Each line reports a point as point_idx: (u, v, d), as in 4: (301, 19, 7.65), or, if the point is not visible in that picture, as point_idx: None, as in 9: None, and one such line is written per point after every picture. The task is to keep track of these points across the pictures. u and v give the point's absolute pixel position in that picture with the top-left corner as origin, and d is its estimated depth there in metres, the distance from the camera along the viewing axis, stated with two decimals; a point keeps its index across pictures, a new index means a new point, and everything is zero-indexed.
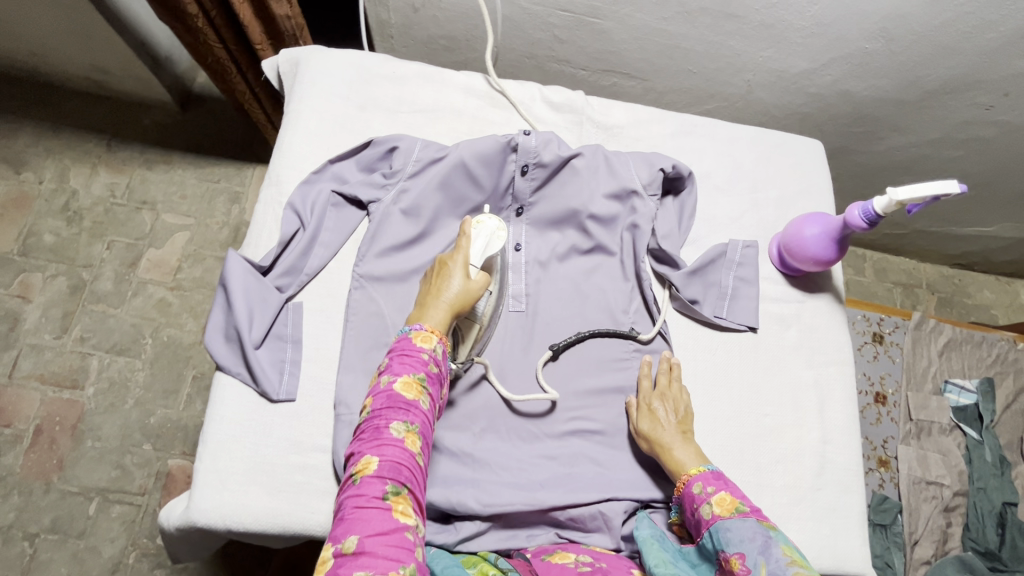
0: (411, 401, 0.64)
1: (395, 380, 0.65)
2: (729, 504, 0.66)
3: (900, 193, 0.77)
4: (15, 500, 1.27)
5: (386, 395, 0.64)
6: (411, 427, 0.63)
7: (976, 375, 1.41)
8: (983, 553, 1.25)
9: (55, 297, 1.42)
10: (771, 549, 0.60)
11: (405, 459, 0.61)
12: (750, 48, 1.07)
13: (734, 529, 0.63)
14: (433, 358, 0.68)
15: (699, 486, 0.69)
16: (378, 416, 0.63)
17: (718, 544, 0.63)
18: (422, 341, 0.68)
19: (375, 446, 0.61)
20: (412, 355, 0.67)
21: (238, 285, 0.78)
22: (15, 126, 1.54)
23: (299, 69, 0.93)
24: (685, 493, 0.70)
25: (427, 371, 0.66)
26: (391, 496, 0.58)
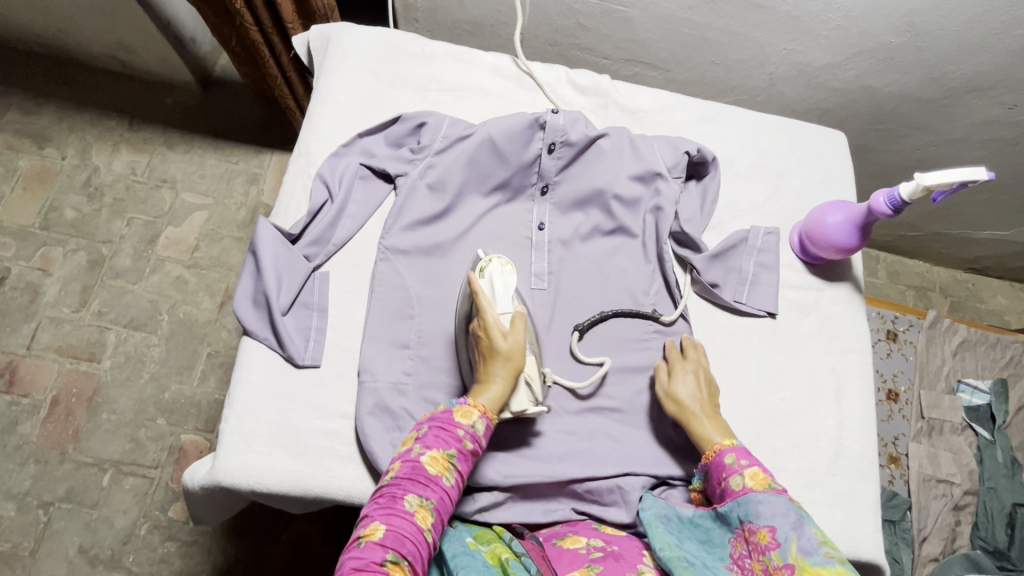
0: (434, 475, 0.63)
1: (424, 452, 0.65)
2: (762, 479, 0.66)
3: (928, 179, 0.78)
4: (31, 468, 1.29)
5: (411, 465, 0.63)
6: (424, 502, 0.61)
7: (989, 377, 1.41)
8: (991, 552, 1.25)
9: (75, 271, 1.44)
10: (804, 527, 0.60)
11: (412, 533, 0.59)
12: (774, 40, 1.08)
13: (766, 503, 0.63)
14: (470, 435, 0.67)
15: (733, 458, 0.69)
16: (398, 484, 0.62)
17: (748, 516, 0.64)
18: (462, 416, 0.67)
19: (386, 513, 0.59)
20: (448, 430, 0.66)
21: (268, 252, 0.79)
22: (40, 102, 1.56)
23: (331, 45, 0.95)
24: (714, 461, 0.71)
25: (459, 448, 0.66)
26: (390, 564, 0.56)
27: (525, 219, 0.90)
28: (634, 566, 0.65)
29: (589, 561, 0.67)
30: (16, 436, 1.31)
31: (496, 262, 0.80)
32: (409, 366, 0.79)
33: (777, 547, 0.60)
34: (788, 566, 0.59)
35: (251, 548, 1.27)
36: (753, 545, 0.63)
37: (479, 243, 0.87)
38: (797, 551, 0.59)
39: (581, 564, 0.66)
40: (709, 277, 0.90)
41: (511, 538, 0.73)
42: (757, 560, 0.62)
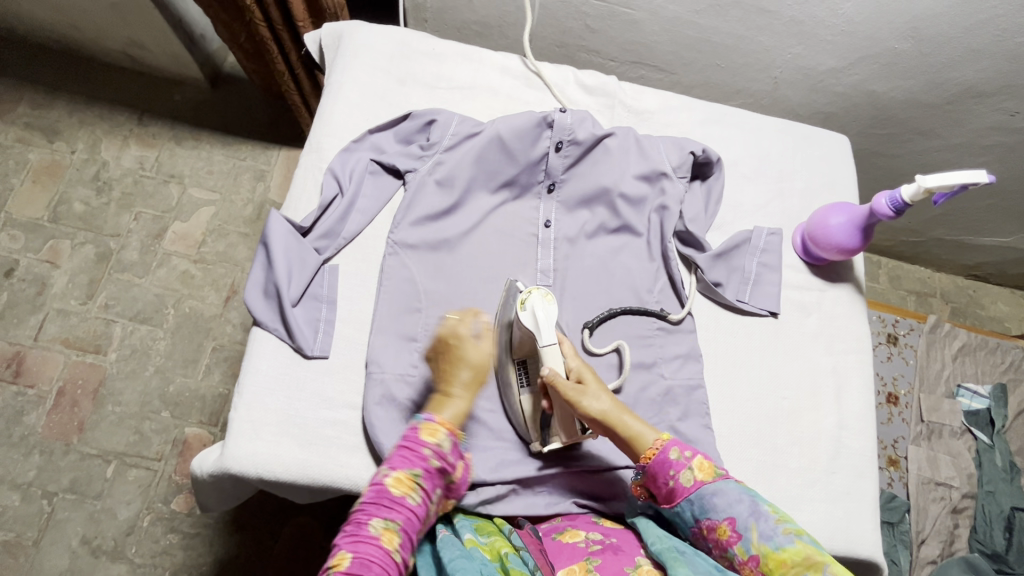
0: (399, 497, 0.62)
1: (388, 475, 0.64)
2: (707, 468, 0.67)
3: (929, 181, 0.80)
4: (36, 459, 1.31)
5: (375, 490, 0.63)
6: (390, 525, 0.61)
7: (988, 381, 1.41)
8: (989, 556, 1.26)
9: (83, 264, 1.46)
10: (759, 510, 0.63)
11: (379, 556, 0.58)
12: (779, 44, 1.09)
13: (721, 495, 0.65)
14: (435, 453, 0.66)
15: (677, 453, 0.68)
16: (363, 511, 0.62)
17: (705, 513, 0.66)
18: (429, 435, 0.66)
19: (351, 542, 0.59)
20: (413, 449, 0.65)
21: (278, 244, 0.81)
22: (50, 97, 1.58)
23: (342, 42, 0.96)
24: (658, 459, 0.68)
25: (425, 467, 0.65)
26: None
27: (532, 216, 0.92)
28: (632, 559, 0.65)
29: (587, 554, 0.67)
30: (21, 426, 1.33)
31: (537, 292, 0.77)
32: (416, 358, 0.81)
33: (739, 539, 0.63)
34: (753, 558, 0.61)
35: (253, 540, 1.28)
36: (717, 539, 0.64)
37: (486, 239, 0.89)
38: (758, 539, 0.61)
39: (580, 558, 0.67)
40: (712, 276, 0.92)
41: (511, 530, 0.74)
42: (722, 556, 0.64)
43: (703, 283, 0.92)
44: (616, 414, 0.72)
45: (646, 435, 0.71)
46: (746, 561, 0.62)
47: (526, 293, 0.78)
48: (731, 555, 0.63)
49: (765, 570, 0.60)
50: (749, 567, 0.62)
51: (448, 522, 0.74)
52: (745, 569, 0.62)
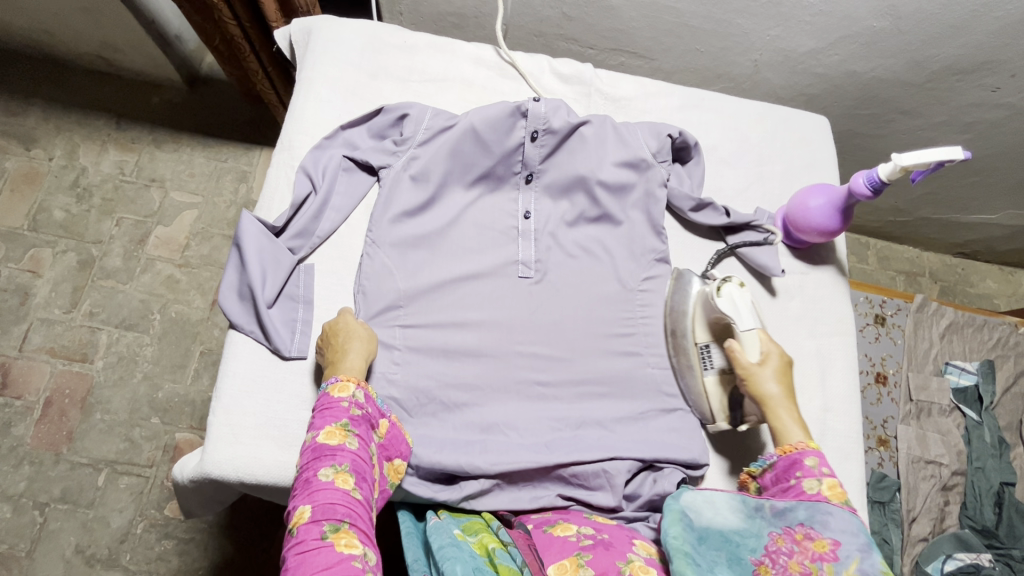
0: (337, 445, 0.64)
1: (317, 434, 0.66)
2: (838, 493, 0.68)
3: (905, 159, 0.79)
4: (26, 470, 1.30)
5: (311, 449, 0.64)
6: (339, 468, 0.63)
7: (976, 358, 1.42)
8: (979, 531, 1.27)
9: (65, 272, 1.44)
10: (871, 553, 0.60)
11: (339, 498, 0.60)
12: (758, 26, 1.08)
13: (838, 516, 0.64)
14: (355, 403, 0.69)
15: (815, 461, 0.70)
16: (307, 470, 0.63)
17: (813, 522, 0.64)
18: (339, 391, 0.69)
19: (307, 496, 0.60)
20: (331, 407, 0.68)
21: (252, 245, 0.80)
22: (25, 103, 1.55)
23: (310, 38, 0.95)
24: (795, 457, 0.72)
25: (350, 416, 0.67)
26: (331, 534, 0.57)
27: (512, 209, 0.91)
28: (624, 556, 0.64)
29: (578, 549, 0.66)
30: (10, 438, 1.31)
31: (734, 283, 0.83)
32: (397, 357, 0.80)
33: (835, 560, 0.60)
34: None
35: (248, 542, 1.28)
36: (808, 549, 0.62)
37: (467, 233, 0.88)
38: (856, 570, 0.58)
39: (571, 553, 0.66)
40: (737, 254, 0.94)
41: (500, 526, 0.74)
42: (800, 561, 0.61)
43: (756, 231, 0.94)
44: (777, 403, 0.76)
45: (792, 433, 0.74)
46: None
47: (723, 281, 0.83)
48: (815, 565, 0.60)
49: None
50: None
51: (435, 515, 0.75)
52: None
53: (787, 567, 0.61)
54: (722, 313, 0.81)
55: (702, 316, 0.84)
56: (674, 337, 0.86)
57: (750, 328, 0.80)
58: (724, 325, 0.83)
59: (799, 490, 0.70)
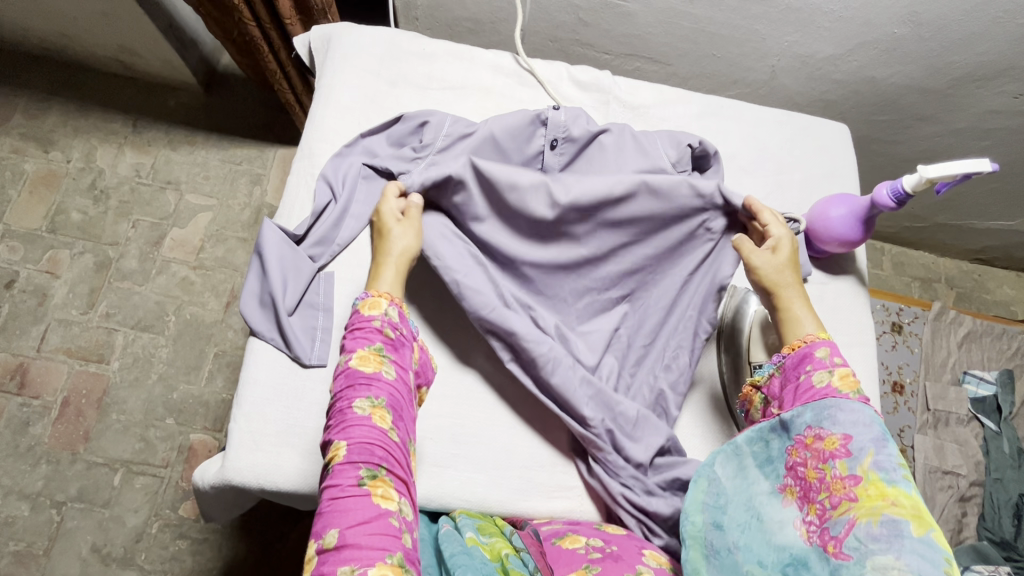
0: (372, 374, 0.67)
1: (351, 358, 0.68)
2: (850, 382, 0.66)
3: (931, 171, 0.79)
4: (43, 469, 1.31)
5: (346, 376, 0.66)
6: (376, 402, 0.65)
7: (995, 367, 1.40)
8: (997, 543, 1.25)
9: (82, 274, 1.45)
10: (884, 443, 0.59)
11: (375, 437, 0.63)
12: (776, 32, 1.07)
13: (844, 410, 0.63)
14: (388, 322, 0.71)
15: (825, 353, 0.70)
16: (342, 399, 0.65)
17: (821, 423, 0.64)
18: (370, 309, 0.72)
19: (343, 431, 0.63)
20: (364, 328, 0.70)
21: (273, 254, 0.80)
22: (44, 106, 1.57)
23: (330, 45, 0.95)
24: (801, 351, 0.72)
25: (383, 340, 0.70)
26: (368, 480, 0.60)
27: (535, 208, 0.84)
28: (632, 567, 0.64)
29: (587, 561, 0.66)
30: (27, 437, 1.33)
31: None
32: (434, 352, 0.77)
33: (845, 456, 0.60)
34: (854, 477, 0.58)
35: (261, 544, 1.29)
36: (822, 451, 0.62)
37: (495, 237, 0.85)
38: (869, 464, 0.58)
39: (579, 565, 0.66)
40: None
41: (512, 531, 0.74)
42: (816, 468, 0.62)
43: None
44: (785, 289, 0.78)
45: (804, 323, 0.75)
46: (842, 477, 0.59)
47: None
48: (830, 466, 0.61)
49: (862, 491, 0.57)
50: (844, 484, 0.59)
51: (450, 519, 0.76)
52: (838, 485, 0.59)
53: (806, 479, 0.62)
54: None
55: (760, 338, 0.85)
56: (729, 357, 0.88)
57: None
58: None
59: (808, 385, 0.68)
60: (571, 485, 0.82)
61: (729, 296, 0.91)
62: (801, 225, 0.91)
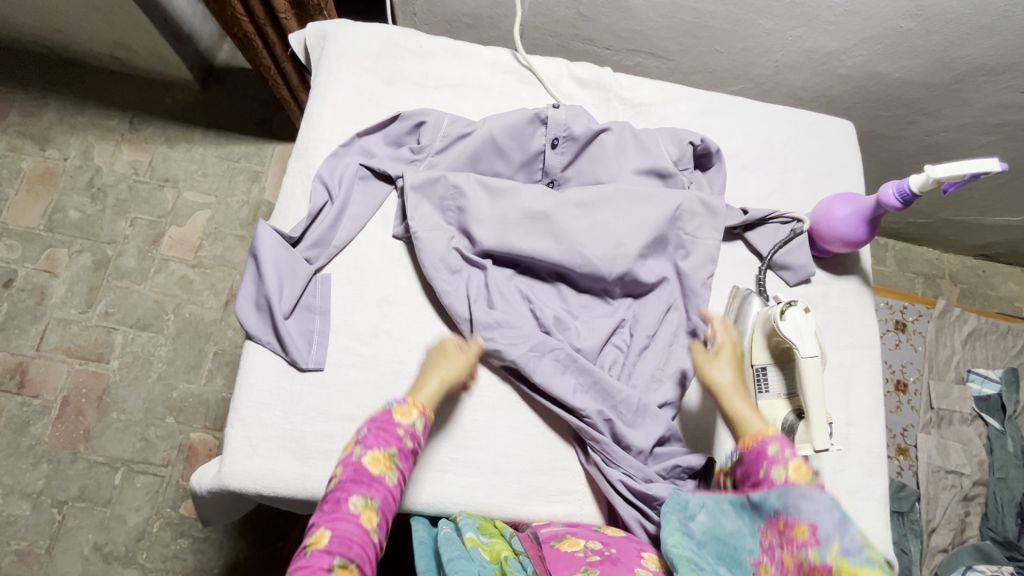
0: (377, 476, 0.66)
1: (365, 453, 0.67)
2: (804, 472, 0.62)
3: (938, 171, 0.78)
4: (44, 468, 1.31)
5: (353, 468, 0.66)
6: (369, 502, 0.64)
7: (999, 366, 1.39)
8: (1000, 543, 1.24)
9: (81, 272, 1.44)
10: (848, 528, 0.54)
11: (357, 535, 0.62)
12: (779, 27, 1.05)
13: (807, 499, 0.58)
14: (410, 432, 0.69)
15: (777, 447, 0.65)
16: (342, 488, 0.65)
17: (787, 509, 0.59)
18: (401, 415, 0.69)
19: (330, 519, 0.62)
20: (388, 430, 0.68)
21: (269, 256, 0.80)
22: (40, 103, 1.55)
23: (326, 42, 0.94)
24: (754, 449, 0.67)
25: (399, 447, 0.68)
26: (336, 570, 0.59)
27: (540, 207, 0.84)
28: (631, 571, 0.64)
29: (586, 565, 0.66)
30: (28, 436, 1.33)
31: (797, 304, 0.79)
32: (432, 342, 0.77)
33: (815, 547, 0.56)
34: (826, 567, 0.54)
35: (262, 543, 1.29)
36: (789, 538, 0.58)
37: (505, 234, 0.84)
38: (838, 552, 0.54)
39: (577, 569, 0.66)
40: (775, 253, 0.91)
41: (512, 535, 0.74)
42: (789, 553, 0.58)
43: (777, 221, 0.93)
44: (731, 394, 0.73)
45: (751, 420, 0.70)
46: (816, 566, 0.55)
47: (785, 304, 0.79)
48: (801, 554, 0.57)
49: None
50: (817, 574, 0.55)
51: (450, 522, 0.76)
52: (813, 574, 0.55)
53: (782, 562, 0.59)
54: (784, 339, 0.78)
55: (763, 339, 0.82)
56: None
57: (813, 356, 0.76)
58: (785, 348, 0.81)
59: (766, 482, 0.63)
60: (571, 489, 0.80)
61: (730, 298, 0.89)
62: (803, 225, 0.91)
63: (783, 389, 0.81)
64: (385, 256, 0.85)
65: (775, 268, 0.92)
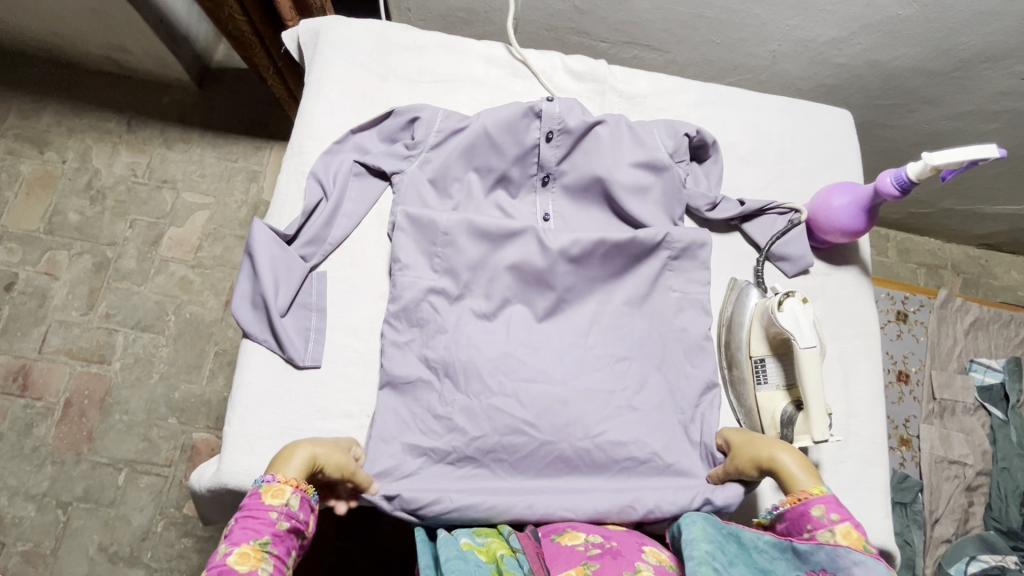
0: (246, 573, 0.58)
1: (231, 551, 0.59)
2: (856, 539, 0.62)
3: (936, 158, 0.77)
4: (49, 470, 1.32)
5: (217, 572, 0.58)
6: None
7: (1002, 355, 1.38)
8: (1005, 532, 1.23)
9: (81, 275, 1.45)
10: None
11: None
12: (776, 16, 1.04)
13: (865, 566, 0.58)
14: (286, 513, 0.63)
15: (821, 511, 0.64)
16: None
17: (837, 571, 0.59)
18: (272, 497, 0.63)
19: None
20: (258, 517, 0.62)
21: (264, 254, 0.80)
22: (37, 107, 1.55)
23: (319, 40, 0.93)
24: (799, 510, 0.66)
25: (274, 531, 0.62)
26: None
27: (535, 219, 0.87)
28: (631, 565, 0.63)
29: (586, 559, 0.66)
30: (32, 438, 1.33)
31: (796, 295, 0.78)
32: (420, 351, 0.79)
33: None
34: None
35: None
36: None
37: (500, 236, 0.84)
38: None
39: (578, 563, 0.66)
40: (773, 245, 0.90)
41: (511, 530, 0.72)
42: None
43: (774, 212, 0.92)
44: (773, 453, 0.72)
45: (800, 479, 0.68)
46: None
47: (784, 294, 0.79)
48: None
49: None
50: None
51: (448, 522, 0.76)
52: None
53: None
54: (783, 329, 0.78)
55: (761, 331, 0.82)
56: (728, 350, 0.85)
57: (811, 346, 0.76)
58: (783, 338, 0.81)
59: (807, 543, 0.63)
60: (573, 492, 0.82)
61: (729, 289, 0.88)
62: (800, 216, 0.91)
63: (781, 380, 0.81)
64: (381, 253, 0.85)
65: (773, 259, 0.92)
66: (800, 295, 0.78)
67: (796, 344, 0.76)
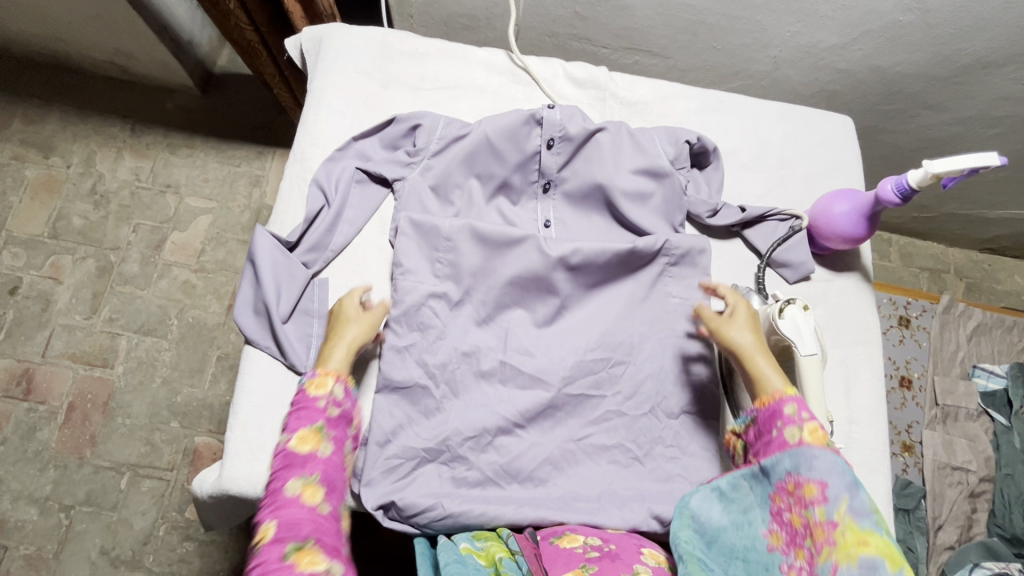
0: (309, 453, 0.65)
1: (290, 438, 0.66)
2: (821, 435, 0.61)
3: (936, 166, 0.77)
4: (51, 473, 1.32)
5: (283, 455, 0.65)
6: (308, 480, 0.63)
7: (1006, 361, 1.38)
8: (1009, 539, 1.22)
9: (84, 279, 1.46)
10: (856, 487, 0.55)
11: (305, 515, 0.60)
12: (776, 22, 1.04)
13: (817, 460, 0.59)
14: (332, 400, 0.69)
15: (794, 408, 0.64)
16: (276, 478, 0.64)
17: (799, 469, 0.60)
18: (317, 388, 0.69)
19: (272, 511, 0.60)
20: (308, 406, 0.68)
21: (266, 261, 0.80)
22: (42, 112, 1.56)
23: (321, 47, 0.94)
24: (769, 409, 0.66)
25: (325, 417, 0.68)
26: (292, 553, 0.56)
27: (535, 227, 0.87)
28: (629, 567, 0.64)
29: (584, 561, 0.66)
30: (35, 442, 1.34)
31: (796, 303, 0.78)
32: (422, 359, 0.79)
33: (824, 502, 0.57)
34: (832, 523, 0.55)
35: None
36: (801, 498, 0.59)
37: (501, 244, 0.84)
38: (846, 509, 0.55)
39: (576, 565, 0.65)
40: (774, 251, 0.90)
41: (510, 534, 0.72)
42: (799, 514, 0.59)
43: (775, 219, 0.93)
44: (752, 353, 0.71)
45: (773, 382, 0.68)
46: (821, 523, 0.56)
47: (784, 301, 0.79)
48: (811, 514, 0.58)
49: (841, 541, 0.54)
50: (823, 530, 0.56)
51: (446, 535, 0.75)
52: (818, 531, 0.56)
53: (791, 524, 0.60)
54: (784, 337, 0.78)
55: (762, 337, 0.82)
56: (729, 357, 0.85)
57: (812, 354, 0.76)
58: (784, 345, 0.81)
59: (778, 442, 0.63)
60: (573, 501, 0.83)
61: None
62: (800, 223, 0.91)
63: None
64: (382, 259, 0.85)
65: (774, 266, 0.92)
66: (798, 301, 0.78)
67: (797, 351, 0.76)
